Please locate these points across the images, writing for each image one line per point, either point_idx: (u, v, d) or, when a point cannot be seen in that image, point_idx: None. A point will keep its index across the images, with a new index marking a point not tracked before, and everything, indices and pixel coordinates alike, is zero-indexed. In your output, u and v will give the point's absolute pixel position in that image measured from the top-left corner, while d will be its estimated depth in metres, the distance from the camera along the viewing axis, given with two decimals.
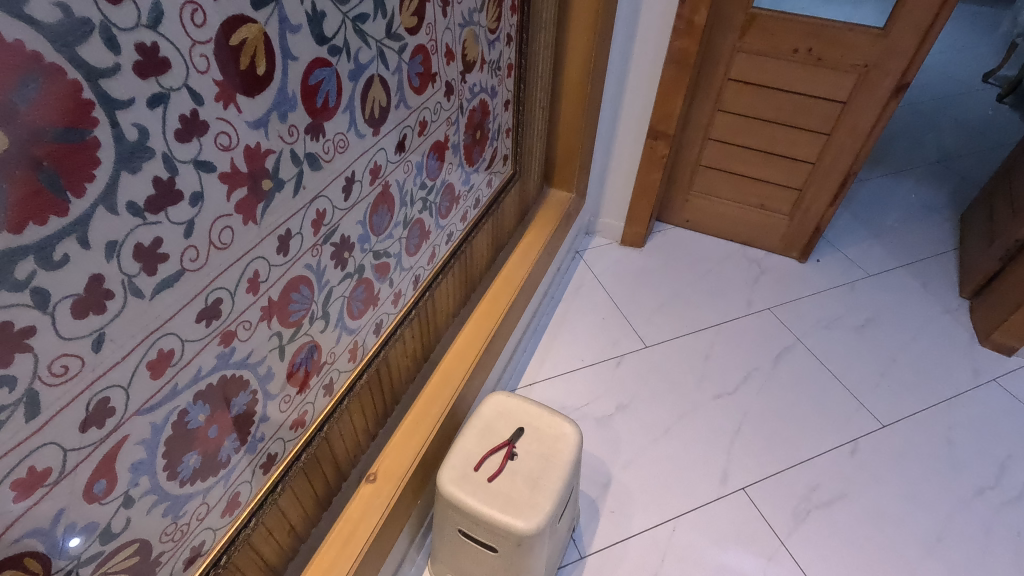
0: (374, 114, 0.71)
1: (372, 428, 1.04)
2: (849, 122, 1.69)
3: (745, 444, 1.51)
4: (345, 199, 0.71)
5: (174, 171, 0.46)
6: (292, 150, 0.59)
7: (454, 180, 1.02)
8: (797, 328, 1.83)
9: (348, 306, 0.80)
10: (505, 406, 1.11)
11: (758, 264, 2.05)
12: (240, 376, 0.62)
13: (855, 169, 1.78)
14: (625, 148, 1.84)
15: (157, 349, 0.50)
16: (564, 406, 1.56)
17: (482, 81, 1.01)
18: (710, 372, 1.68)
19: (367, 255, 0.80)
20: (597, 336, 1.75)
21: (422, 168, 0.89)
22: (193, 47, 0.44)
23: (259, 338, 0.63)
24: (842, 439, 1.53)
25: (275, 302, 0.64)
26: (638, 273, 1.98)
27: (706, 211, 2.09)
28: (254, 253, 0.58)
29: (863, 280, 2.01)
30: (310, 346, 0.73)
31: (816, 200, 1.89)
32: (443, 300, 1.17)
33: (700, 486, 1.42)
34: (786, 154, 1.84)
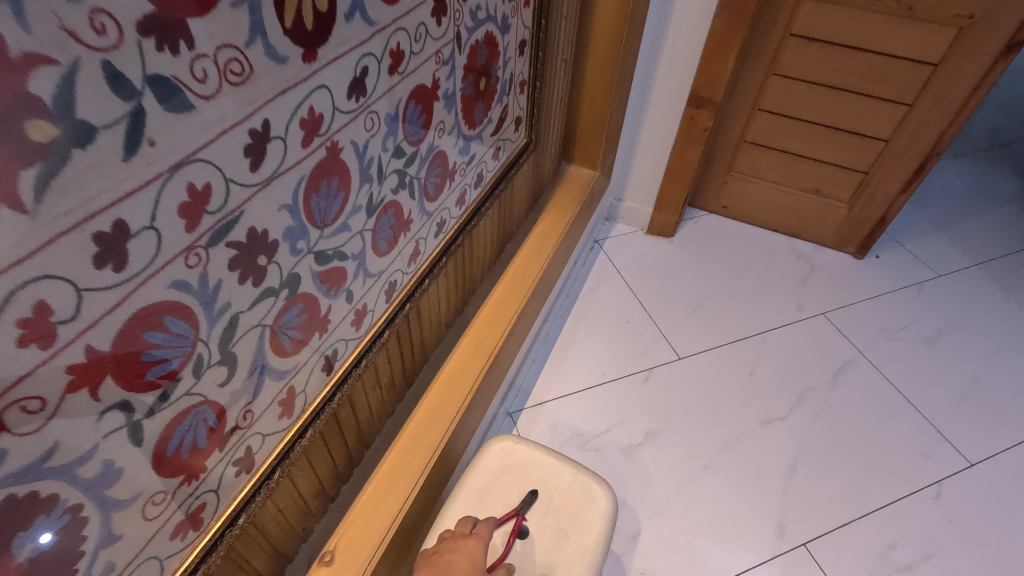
0: (304, 23, 0.41)
1: (330, 487, 0.76)
2: (939, 90, 1.38)
3: (802, 485, 1.23)
4: (249, 171, 0.41)
5: None
6: (107, 63, 0.29)
7: (447, 147, 0.72)
8: (857, 338, 1.53)
9: (271, 340, 0.51)
10: (512, 457, 0.82)
11: (806, 260, 1.75)
12: (34, 493, 0.34)
13: (940, 148, 1.46)
14: (659, 119, 1.53)
15: None
16: (581, 433, 1.28)
17: (489, 4, 0.70)
18: (757, 392, 1.39)
19: (304, 260, 0.51)
20: (619, 345, 1.47)
21: (397, 124, 0.59)
22: None
23: (74, 421, 0.35)
24: (922, 481, 1.25)
25: (102, 355, 0.35)
26: (667, 268, 1.68)
27: (748, 196, 1.78)
28: (28, 274, 0.30)
29: (932, 281, 1.71)
30: (200, 411, 0.45)
31: (884, 185, 1.58)
32: (432, 310, 0.88)
33: (750, 538, 1.15)
34: (853, 128, 1.52)
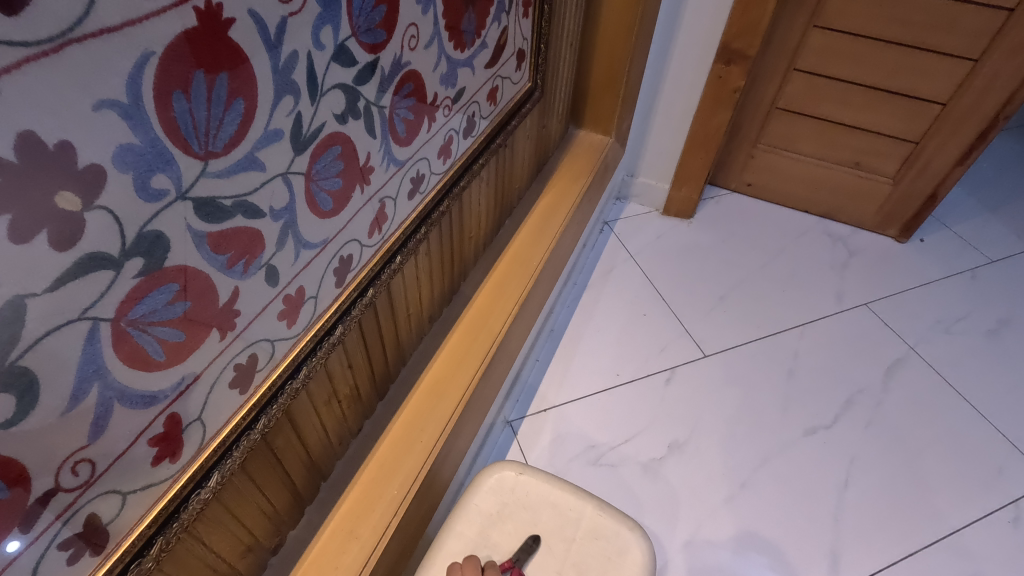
0: None
1: (268, 537, 0.56)
2: (1013, 40, 1.17)
3: (857, 507, 1.04)
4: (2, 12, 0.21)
5: None
6: None
7: (426, 70, 0.52)
8: (907, 331, 1.34)
9: (116, 346, 0.30)
10: (515, 493, 0.64)
11: (844, 244, 1.55)
12: None
13: (1007, 110, 1.26)
14: (683, 78, 1.31)
15: None
16: (594, 445, 1.09)
17: None
18: (797, 394, 1.19)
19: (169, 209, 0.30)
20: (636, 340, 1.27)
21: (340, 9, 0.38)
22: None
23: None
24: (997, 500, 1.06)
25: None
26: (688, 253, 1.48)
27: (778, 171, 1.57)
28: None
29: (985, 267, 1.51)
30: None
31: (938, 156, 1.38)
32: (409, 297, 0.67)
33: (800, 572, 0.96)
34: (905, 90, 1.32)
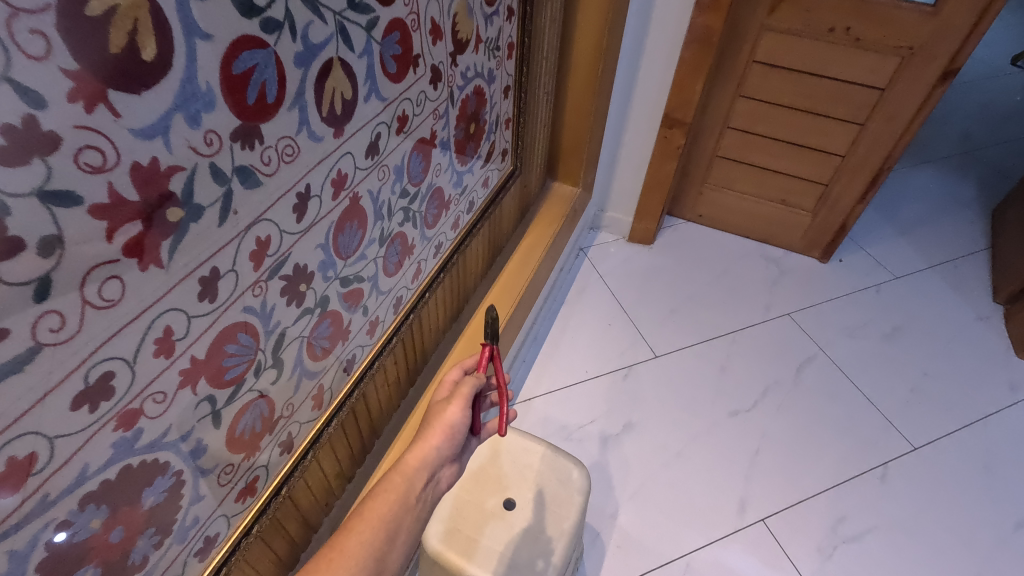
0: (336, 112, 0.55)
1: (347, 469, 0.89)
2: (888, 110, 1.52)
3: (764, 469, 1.37)
4: (297, 221, 0.55)
5: (3, 210, 0.31)
6: (213, 163, 0.43)
7: (444, 183, 0.86)
8: (819, 336, 1.68)
9: (308, 348, 0.64)
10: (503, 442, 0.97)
11: (776, 264, 1.89)
12: (156, 460, 0.48)
13: (890, 162, 1.61)
14: (637, 137, 1.66)
15: (8, 457, 0.35)
16: (566, 425, 1.42)
17: (477, 65, 0.84)
18: (726, 386, 1.53)
19: (332, 284, 0.65)
20: (601, 345, 1.60)
21: (403, 172, 0.73)
22: (12, 19, 0.28)
23: (180, 408, 0.48)
24: (871, 464, 1.40)
25: (200, 362, 0.49)
26: (648, 274, 1.82)
27: (721, 205, 1.92)
28: (162, 306, 0.43)
29: (890, 282, 1.86)
30: (258, 402, 0.59)
31: (843, 195, 1.73)
32: (432, 316, 1.01)
33: (716, 516, 1.29)
34: (814, 144, 1.67)
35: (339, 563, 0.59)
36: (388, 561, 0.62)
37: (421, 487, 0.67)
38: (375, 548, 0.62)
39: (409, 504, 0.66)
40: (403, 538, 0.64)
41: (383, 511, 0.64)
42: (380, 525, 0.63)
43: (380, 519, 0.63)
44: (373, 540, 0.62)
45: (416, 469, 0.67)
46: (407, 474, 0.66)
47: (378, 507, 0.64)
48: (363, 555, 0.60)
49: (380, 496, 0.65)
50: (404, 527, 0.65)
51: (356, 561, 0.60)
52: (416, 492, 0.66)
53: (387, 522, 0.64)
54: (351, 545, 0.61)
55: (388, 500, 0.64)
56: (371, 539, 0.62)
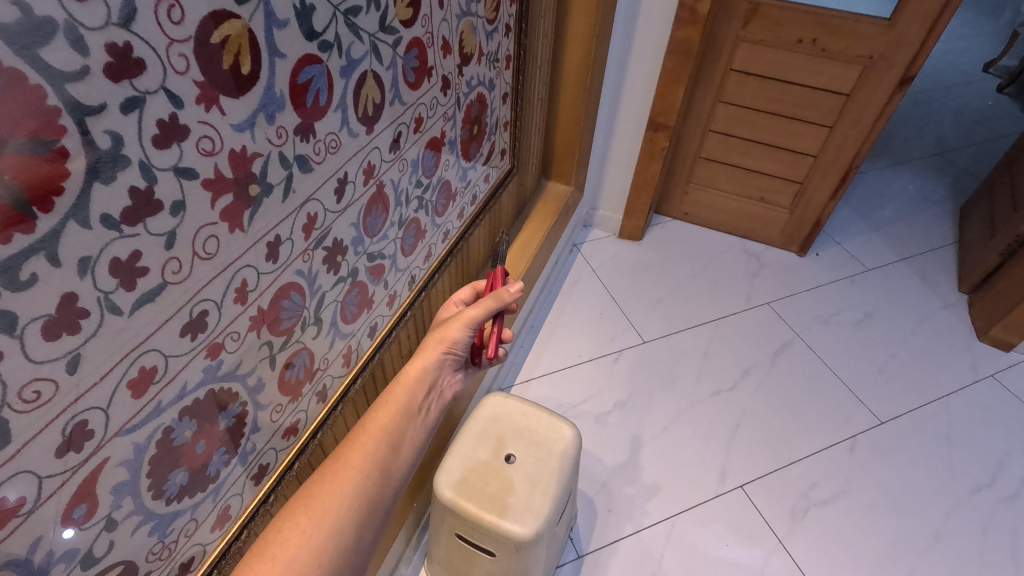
0: (368, 113, 0.68)
1: None
2: (853, 114, 1.65)
3: (743, 442, 1.50)
4: (337, 201, 0.67)
5: (153, 179, 0.43)
6: (280, 152, 0.55)
7: (451, 177, 0.99)
8: (796, 323, 1.81)
9: (341, 311, 0.77)
10: (502, 407, 1.11)
11: (756, 258, 2.03)
12: (229, 389, 0.60)
13: (857, 162, 1.74)
14: (625, 139, 1.79)
15: (139, 366, 0.47)
16: (561, 404, 1.55)
17: (480, 75, 0.98)
18: (708, 368, 1.66)
19: (361, 258, 0.78)
20: (593, 332, 1.73)
21: (418, 165, 0.86)
22: (170, 46, 0.41)
23: (248, 347, 0.61)
24: (841, 436, 1.52)
25: (264, 311, 0.61)
26: (637, 267, 1.95)
27: (705, 204, 2.05)
28: (241, 262, 0.55)
29: (862, 274, 1.99)
30: (302, 353, 0.71)
31: (817, 193, 1.86)
32: (440, 297, 1.14)
33: (698, 483, 1.42)
34: (788, 146, 1.81)
35: (348, 467, 0.70)
36: (391, 467, 0.74)
37: (420, 397, 0.81)
38: (380, 456, 0.73)
39: (408, 416, 0.78)
40: (405, 447, 0.76)
41: (385, 424, 0.76)
42: (383, 436, 0.74)
43: (383, 431, 0.75)
44: (377, 449, 0.73)
45: (417, 377, 0.82)
46: (410, 380, 0.81)
47: (380, 420, 0.76)
48: (368, 461, 0.72)
49: (383, 409, 0.77)
50: (404, 438, 0.77)
51: (362, 465, 0.71)
52: (413, 405, 0.79)
53: (390, 433, 0.75)
54: (358, 453, 0.72)
55: (389, 414, 0.77)
56: (376, 449, 0.73)
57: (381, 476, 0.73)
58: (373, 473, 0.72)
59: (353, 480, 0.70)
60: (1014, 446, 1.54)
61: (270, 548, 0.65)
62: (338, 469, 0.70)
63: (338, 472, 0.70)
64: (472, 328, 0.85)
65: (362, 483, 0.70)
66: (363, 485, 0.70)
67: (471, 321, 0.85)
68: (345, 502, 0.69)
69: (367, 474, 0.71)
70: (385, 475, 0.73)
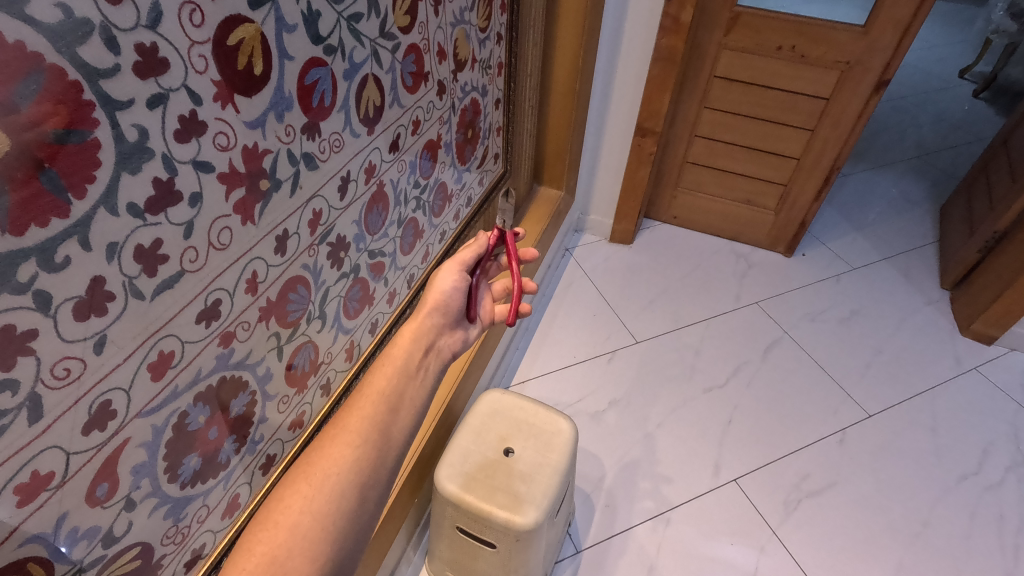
0: (369, 114, 0.71)
1: None
2: (833, 117, 1.71)
3: (736, 436, 1.53)
4: (340, 199, 0.70)
5: (174, 171, 0.46)
6: (289, 150, 0.58)
7: (447, 179, 1.03)
8: (784, 321, 1.85)
9: (344, 307, 0.80)
10: (500, 403, 1.14)
11: (745, 259, 2.07)
12: (240, 377, 0.62)
13: (839, 163, 1.80)
14: (614, 145, 1.84)
15: (158, 350, 0.50)
16: (557, 403, 1.57)
17: (473, 80, 1.02)
18: (700, 366, 1.69)
19: (362, 255, 0.81)
20: (587, 333, 1.76)
21: (416, 167, 0.89)
22: (191, 48, 0.44)
23: (257, 337, 0.63)
24: (831, 429, 1.56)
25: (272, 303, 0.64)
26: (628, 270, 1.99)
27: (693, 207, 2.10)
28: (252, 253, 0.58)
29: (848, 273, 2.04)
30: (307, 346, 0.74)
31: (801, 194, 1.92)
32: None
33: (693, 477, 1.44)
34: (772, 149, 1.86)
35: (345, 431, 0.62)
36: (393, 428, 0.64)
37: (418, 356, 0.72)
38: (379, 417, 0.64)
39: (407, 376, 0.69)
40: (407, 406, 0.66)
41: (382, 384, 0.67)
42: (380, 396, 0.65)
43: (380, 391, 0.66)
44: (375, 410, 0.64)
45: (413, 338, 0.74)
46: (406, 341, 0.73)
47: (377, 380, 0.67)
48: (366, 423, 0.63)
49: (379, 371, 0.68)
50: (405, 398, 0.67)
51: (360, 428, 0.62)
52: (412, 364, 0.70)
53: (387, 393, 0.66)
54: (356, 416, 0.63)
55: (385, 374, 0.68)
56: (374, 410, 0.64)
57: (382, 438, 0.63)
58: (373, 435, 0.62)
59: (352, 443, 0.61)
60: (999, 436, 1.58)
61: (271, 520, 0.58)
62: (335, 434, 0.62)
63: (334, 437, 0.62)
64: (460, 275, 0.82)
65: (363, 445, 0.61)
66: (363, 447, 0.61)
67: (461, 268, 0.83)
68: (345, 466, 0.60)
69: (367, 437, 0.62)
70: (386, 436, 0.63)
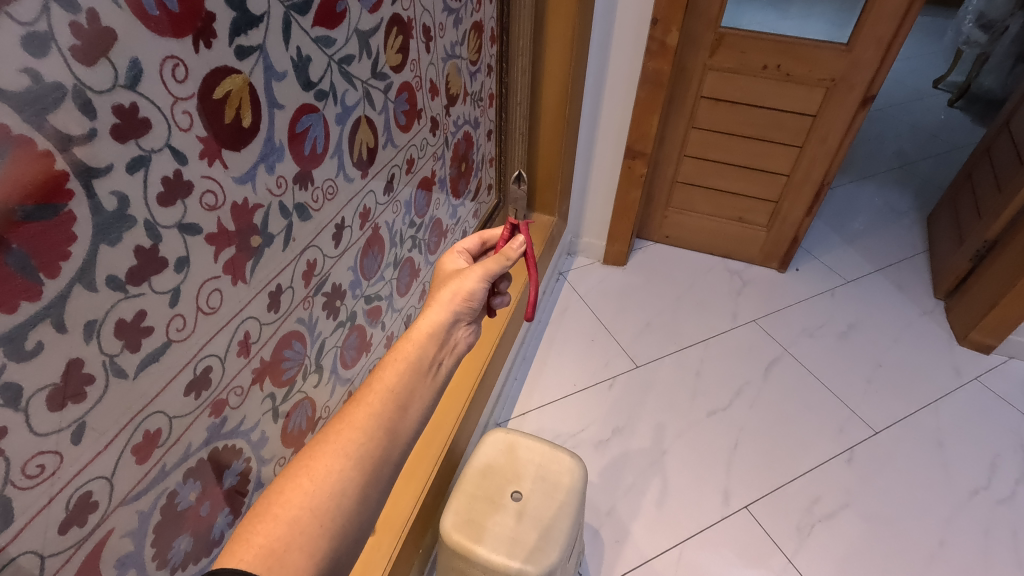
0: (363, 157, 0.68)
1: None
2: (820, 133, 1.71)
3: (743, 461, 1.50)
4: (334, 246, 0.67)
5: (158, 238, 0.42)
6: (281, 203, 0.55)
7: (442, 215, 1.00)
8: (783, 338, 1.83)
9: (340, 357, 0.76)
10: (505, 443, 1.09)
11: (739, 276, 2.06)
12: (233, 446, 0.58)
13: (828, 179, 1.80)
14: (604, 168, 1.82)
15: (144, 430, 0.46)
16: (558, 435, 1.53)
17: (465, 114, 1.00)
18: (702, 389, 1.66)
19: (358, 301, 0.77)
20: (586, 359, 1.73)
21: (410, 206, 0.86)
22: (175, 104, 0.41)
23: (251, 402, 0.59)
24: (839, 448, 1.53)
25: (267, 362, 0.60)
26: (623, 292, 1.97)
27: (684, 226, 2.09)
28: (243, 314, 0.54)
29: (842, 287, 2.04)
30: (304, 403, 0.70)
31: (792, 210, 1.91)
32: None
33: (702, 506, 1.40)
34: (761, 166, 1.86)
35: (352, 426, 0.50)
36: (402, 429, 0.53)
37: (436, 350, 0.60)
38: (388, 414, 0.53)
39: (420, 371, 0.57)
40: (418, 405, 0.55)
41: (393, 377, 0.55)
42: (390, 391, 0.54)
43: (391, 387, 0.54)
44: (384, 408, 0.53)
45: (428, 332, 0.60)
46: (428, 329, 0.60)
47: (389, 370, 0.55)
48: (375, 420, 0.52)
49: (395, 359, 0.56)
50: (417, 396, 0.55)
51: (369, 425, 0.51)
52: (427, 361, 0.58)
53: (399, 388, 0.54)
54: (363, 410, 0.52)
55: (397, 363, 0.56)
56: (384, 407, 0.53)
57: (390, 440, 0.52)
58: (381, 435, 0.51)
59: (358, 441, 0.50)
60: (1007, 448, 1.56)
61: (265, 513, 0.47)
62: (341, 428, 0.51)
63: (341, 431, 0.50)
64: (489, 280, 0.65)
65: (370, 445, 0.50)
66: (370, 446, 0.51)
67: (490, 273, 0.66)
68: (350, 464, 0.49)
69: (376, 435, 0.51)
70: (393, 436, 0.52)
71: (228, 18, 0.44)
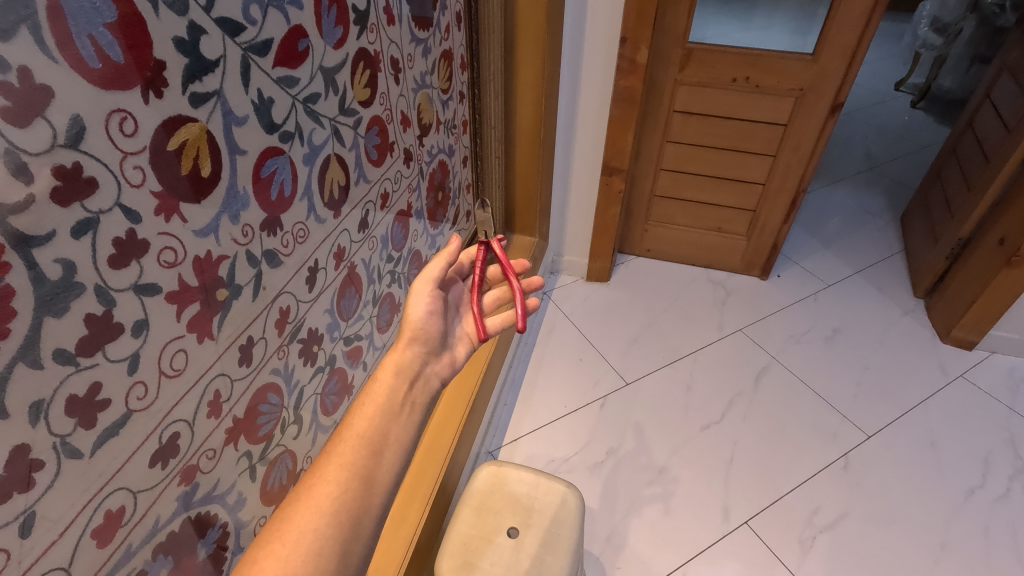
0: (334, 196, 0.65)
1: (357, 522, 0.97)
2: (793, 141, 1.73)
3: (740, 474, 1.48)
4: (309, 290, 0.64)
5: (111, 303, 0.39)
6: (247, 251, 0.52)
7: (420, 246, 0.98)
8: (770, 346, 1.83)
9: (321, 404, 0.73)
10: (497, 477, 1.06)
11: (722, 286, 2.06)
12: (208, 512, 0.55)
13: (804, 186, 1.82)
14: (582, 185, 1.82)
15: (105, 510, 0.42)
16: (552, 460, 1.50)
17: (439, 142, 0.98)
18: (694, 403, 1.65)
19: (337, 344, 0.74)
20: (575, 379, 1.70)
21: (387, 240, 0.84)
22: (124, 159, 0.38)
23: (225, 464, 0.56)
24: (833, 456, 1.52)
25: (241, 420, 0.57)
26: (608, 308, 1.95)
27: (665, 239, 2.09)
28: (213, 372, 0.51)
29: (823, 291, 2.05)
30: (284, 457, 0.66)
31: (769, 218, 1.93)
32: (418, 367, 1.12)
33: (703, 525, 1.38)
34: (737, 176, 1.87)
35: (323, 480, 0.47)
36: (378, 476, 0.49)
37: (403, 389, 0.55)
38: (362, 461, 0.49)
39: (394, 412, 0.53)
40: (394, 447, 0.51)
41: (365, 421, 0.51)
42: (363, 436, 0.50)
43: (364, 432, 0.51)
44: (356, 456, 0.49)
45: (395, 369, 0.56)
46: (389, 373, 0.56)
47: (361, 415, 0.52)
48: (349, 471, 0.48)
49: (365, 406, 0.53)
50: (391, 437, 0.51)
51: (342, 475, 0.48)
52: (397, 400, 0.54)
53: (372, 431, 0.51)
54: (335, 460, 0.48)
55: (370, 406, 0.52)
56: (357, 454, 0.49)
57: (367, 489, 0.48)
58: (356, 484, 0.48)
59: (332, 494, 0.47)
60: (997, 444, 1.57)
61: None
62: (314, 482, 0.47)
63: (313, 487, 0.47)
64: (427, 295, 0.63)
65: (344, 497, 0.47)
66: (345, 497, 0.47)
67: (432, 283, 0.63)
68: (325, 520, 0.46)
69: (350, 485, 0.48)
70: (369, 484, 0.48)
71: (180, 64, 0.41)
